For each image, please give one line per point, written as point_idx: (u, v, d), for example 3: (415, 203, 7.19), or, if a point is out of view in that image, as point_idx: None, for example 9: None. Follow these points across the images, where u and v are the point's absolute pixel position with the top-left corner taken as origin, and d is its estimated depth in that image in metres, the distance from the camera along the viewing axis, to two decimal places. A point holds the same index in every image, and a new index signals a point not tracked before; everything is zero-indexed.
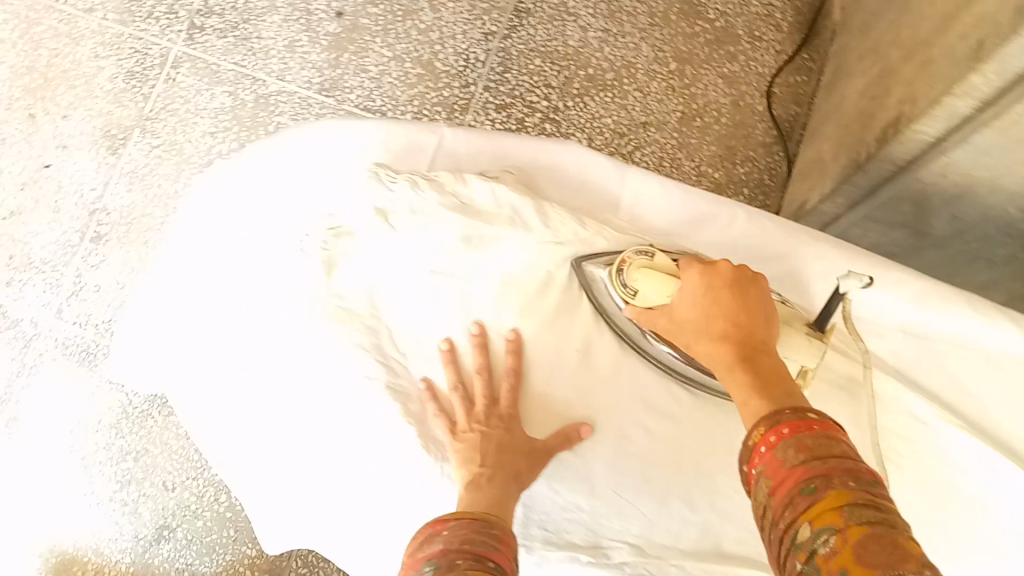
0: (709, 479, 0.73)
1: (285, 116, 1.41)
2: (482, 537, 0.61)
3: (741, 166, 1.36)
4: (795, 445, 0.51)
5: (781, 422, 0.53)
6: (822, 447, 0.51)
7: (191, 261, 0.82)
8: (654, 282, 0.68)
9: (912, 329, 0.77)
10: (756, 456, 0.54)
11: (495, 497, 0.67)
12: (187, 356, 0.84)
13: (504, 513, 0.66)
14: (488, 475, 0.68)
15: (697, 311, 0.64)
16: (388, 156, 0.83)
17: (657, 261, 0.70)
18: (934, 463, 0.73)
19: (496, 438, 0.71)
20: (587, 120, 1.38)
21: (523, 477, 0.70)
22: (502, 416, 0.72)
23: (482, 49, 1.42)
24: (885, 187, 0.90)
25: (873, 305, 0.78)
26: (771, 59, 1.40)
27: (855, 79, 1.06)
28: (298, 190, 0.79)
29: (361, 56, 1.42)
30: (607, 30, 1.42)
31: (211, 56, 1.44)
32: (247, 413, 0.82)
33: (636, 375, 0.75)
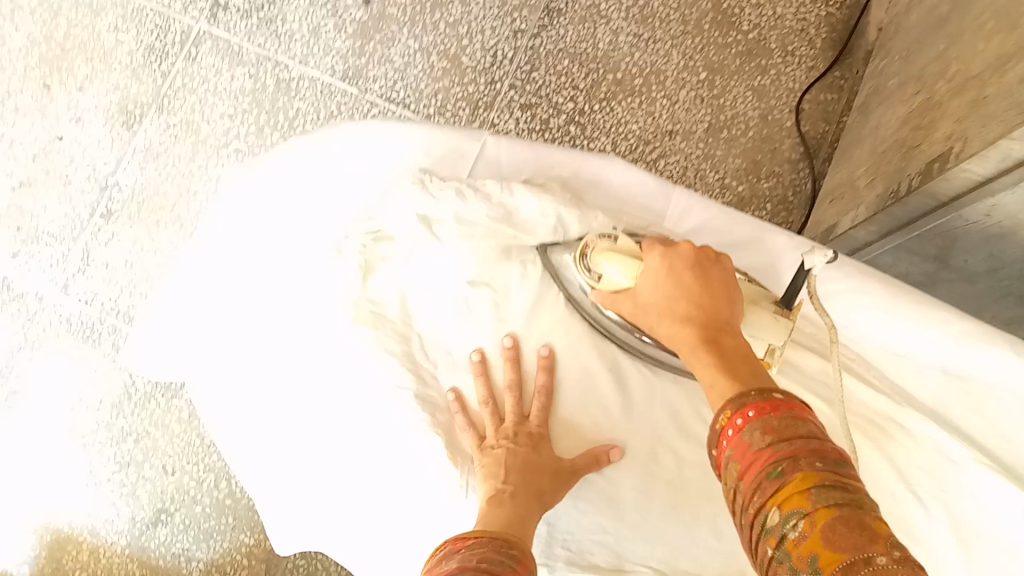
0: None
1: (306, 102, 1.38)
2: (500, 558, 0.58)
3: (765, 180, 1.34)
4: (761, 428, 0.51)
5: (745, 404, 0.53)
6: (788, 429, 0.50)
7: (222, 256, 0.85)
8: (618, 264, 0.68)
9: (952, 370, 0.77)
10: (723, 440, 0.53)
11: (517, 516, 0.65)
12: (216, 349, 0.85)
13: (524, 533, 0.64)
14: (510, 492, 0.67)
15: (661, 294, 0.64)
16: (429, 161, 0.85)
17: (620, 244, 0.69)
18: (962, 505, 0.70)
19: (522, 454, 0.69)
20: (612, 125, 1.36)
21: (547, 500, 0.68)
22: (531, 435, 0.71)
23: (511, 46, 1.38)
24: (926, 220, 0.89)
25: (911, 347, 0.79)
26: (803, 75, 1.37)
27: (897, 105, 1.05)
28: (331, 193, 0.82)
29: (387, 46, 1.39)
30: (638, 35, 1.39)
31: (233, 37, 1.40)
32: (271, 409, 0.82)
33: (667, 398, 0.74)
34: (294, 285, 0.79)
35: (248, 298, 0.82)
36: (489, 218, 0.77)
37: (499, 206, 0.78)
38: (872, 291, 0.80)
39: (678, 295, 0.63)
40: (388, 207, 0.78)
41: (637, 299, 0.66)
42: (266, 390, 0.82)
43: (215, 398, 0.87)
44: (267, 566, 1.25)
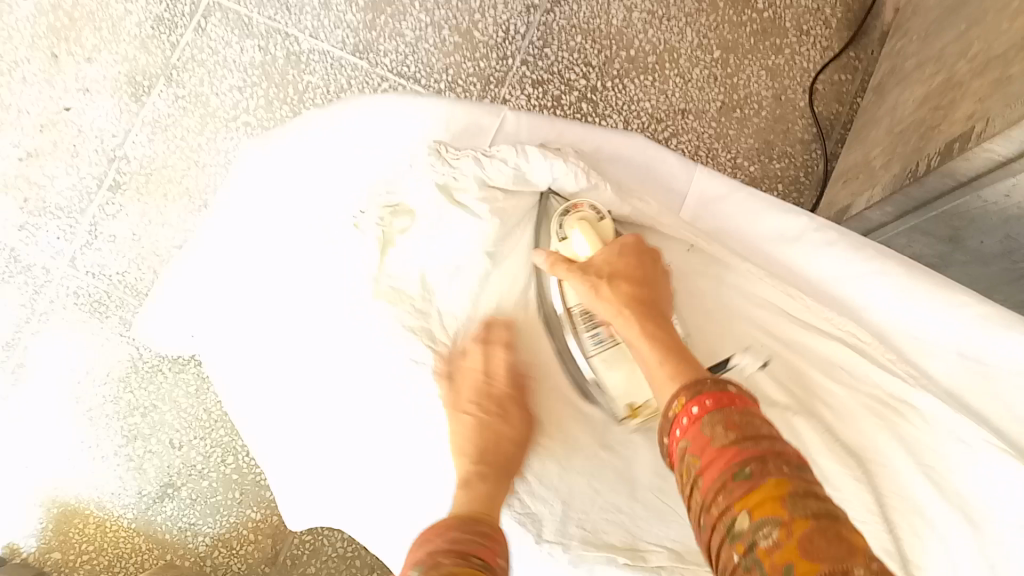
0: None
1: (316, 76, 1.37)
2: (468, 536, 0.57)
3: (777, 161, 1.33)
4: (723, 423, 0.53)
5: (702, 395, 0.56)
6: (747, 427, 0.53)
7: (242, 231, 0.83)
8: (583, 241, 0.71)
9: (972, 353, 0.75)
10: (680, 432, 0.56)
11: (484, 496, 0.63)
12: (230, 322, 0.85)
13: (491, 507, 0.63)
14: (481, 474, 0.66)
15: (614, 270, 0.69)
16: (449, 135, 0.83)
17: (600, 224, 0.73)
18: (953, 478, 0.71)
19: (496, 428, 0.69)
20: (625, 103, 1.35)
21: (512, 472, 0.68)
22: (499, 401, 0.71)
23: (523, 21, 1.37)
24: (943, 200, 0.88)
25: (934, 331, 0.76)
26: (818, 55, 1.36)
27: (914, 86, 1.04)
28: (352, 172, 0.80)
29: (398, 20, 1.38)
30: (652, 12, 1.37)
31: (243, 8, 1.38)
32: (292, 387, 0.82)
33: None
34: (311, 261, 0.79)
35: (269, 274, 0.81)
36: (506, 181, 0.76)
37: (513, 168, 0.75)
38: (891, 277, 0.77)
39: (626, 283, 0.67)
40: (406, 181, 0.77)
41: (590, 274, 0.68)
42: (280, 364, 0.82)
43: (227, 372, 0.86)
44: (273, 540, 1.26)
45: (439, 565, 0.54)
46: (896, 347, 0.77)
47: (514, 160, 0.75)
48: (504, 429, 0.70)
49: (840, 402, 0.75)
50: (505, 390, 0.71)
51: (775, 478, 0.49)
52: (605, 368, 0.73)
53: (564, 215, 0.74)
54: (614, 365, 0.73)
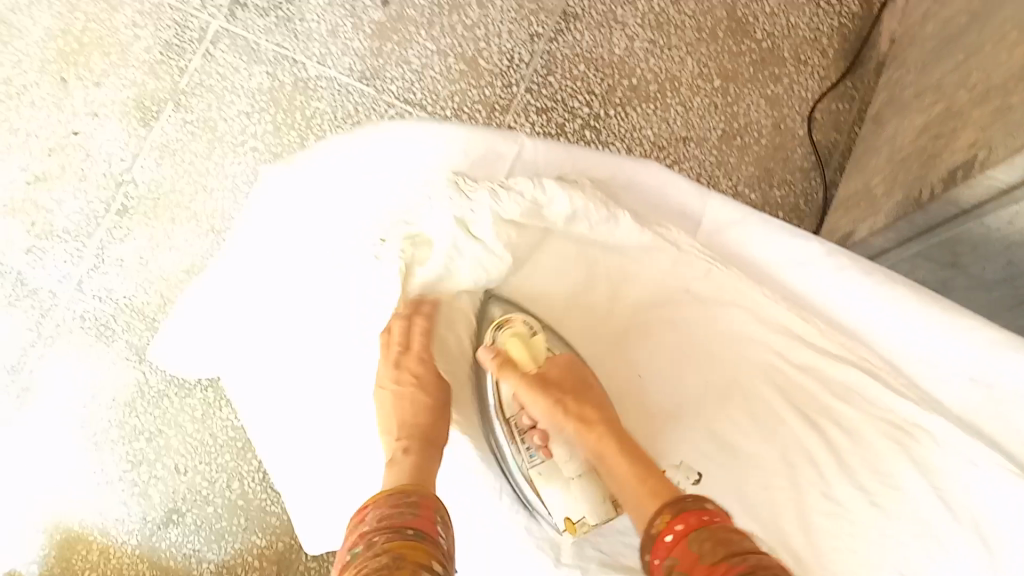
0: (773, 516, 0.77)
1: (323, 102, 1.38)
2: (400, 511, 0.62)
3: (778, 188, 1.36)
4: (709, 539, 0.60)
5: (684, 511, 0.63)
6: (729, 540, 0.59)
7: (267, 259, 0.84)
8: (521, 354, 0.78)
9: (980, 377, 0.76)
10: (669, 549, 0.63)
11: (417, 469, 0.69)
12: (261, 355, 0.85)
13: (423, 479, 0.68)
14: (403, 447, 0.72)
15: (567, 385, 0.77)
16: (467, 162, 0.85)
17: (532, 339, 0.79)
18: (966, 502, 0.72)
19: (410, 398, 0.75)
20: (628, 131, 1.37)
21: (439, 442, 0.74)
22: (414, 375, 0.77)
23: (527, 50, 1.39)
24: (946, 227, 0.90)
25: (944, 359, 0.78)
26: (815, 84, 1.39)
27: (913, 116, 1.07)
28: (376, 199, 0.83)
29: (404, 48, 1.40)
30: (654, 41, 1.40)
31: (251, 34, 1.40)
32: (321, 408, 0.83)
33: (705, 412, 0.82)
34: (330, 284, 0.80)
35: (295, 299, 0.83)
36: (519, 215, 0.77)
37: (529, 201, 0.77)
38: (897, 301, 0.79)
39: (581, 402, 0.76)
40: (423, 211, 0.78)
41: (549, 390, 0.76)
42: (305, 388, 0.84)
43: (245, 394, 0.87)
44: (278, 566, 1.26)
45: (375, 543, 0.59)
46: (906, 372, 0.79)
47: (530, 193, 0.77)
48: (422, 399, 0.75)
49: (852, 429, 0.77)
50: (418, 363, 0.77)
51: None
52: (542, 481, 0.77)
53: (498, 330, 0.80)
54: (549, 480, 0.77)
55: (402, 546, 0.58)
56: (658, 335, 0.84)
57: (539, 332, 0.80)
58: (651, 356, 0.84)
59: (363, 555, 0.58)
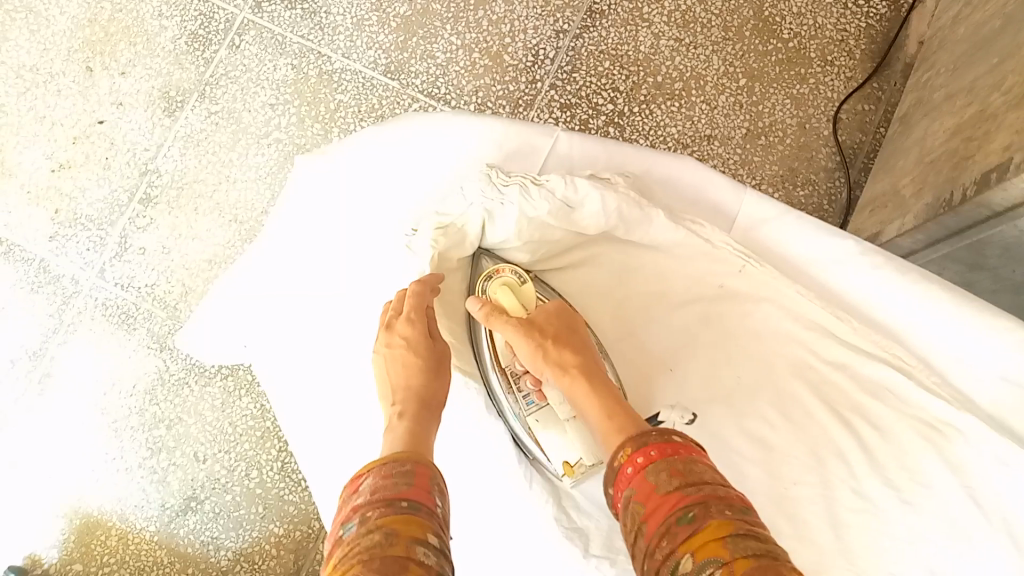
0: (794, 508, 0.75)
1: (347, 94, 1.37)
2: (393, 480, 0.59)
3: (801, 188, 1.35)
4: (668, 471, 0.58)
5: (647, 444, 0.61)
6: (691, 473, 0.57)
7: (308, 252, 0.85)
8: (510, 301, 0.77)
9: (1015, 377, 0.74)
10: (626, 479, 0.60)
11: (411, 432, 0.65)
12: (299, 347, 0.85)
13: (421, 446, 0.65)
14: (399, 412, 0.68)
15: (551, 328, 0.74)
16: (500, 155, 0.85)
17: (522, 287, 0.78)
18: (998, 501, 0.71)
19: (405, 359, 0.72)
20: (651, 128, 1.36)
21: (434, 402, 0.70)
22: (405, 337, 0.73)
23: (552, 46, 1.38)
24: (978, 228, 0.89)
25: (978, 357, 0.76)
26: (841, 85, 1.37)
27: (943, 116, 1.06)
28: (414, 192, 0.84)
29: (429, 42, 1.39)
30: (679, 39, 1.39)
31: (278, 27, 1.40)
32: (360, 400, 0.84)
33: (735, 405, 0.80)
34: (380, 275, 0.82)
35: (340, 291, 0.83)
36: (549, 215, 0.76)
37: (561, 200, 0.76)
38: (931, 299, 0.78)
39: (561, 344, 0.73)
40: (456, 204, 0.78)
41: (532, 331, 0.73)
42: (342, 381, 0.84)
43: (285, 389, 0.87)
44: (295, 556, 1.25)
45: (368, 518, 0.55)
46: (939, 370, 0.78)
47: (561, 192, 0.76)
48: (415, 363, 0.72)
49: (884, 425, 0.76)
50: (407, 325, 0.73)
51: (716, 521, 0.53)
52: (541, 430, 0.77)
53: (487, 280, 0.79)
54: (547, 426, 0.77)
55: (396, 520, 0.55)
56: (693, 329, 0.83)
57: (528, 281, 0.79)
58: (680, 351, 0.82)
59: (355, 533, 0.54)
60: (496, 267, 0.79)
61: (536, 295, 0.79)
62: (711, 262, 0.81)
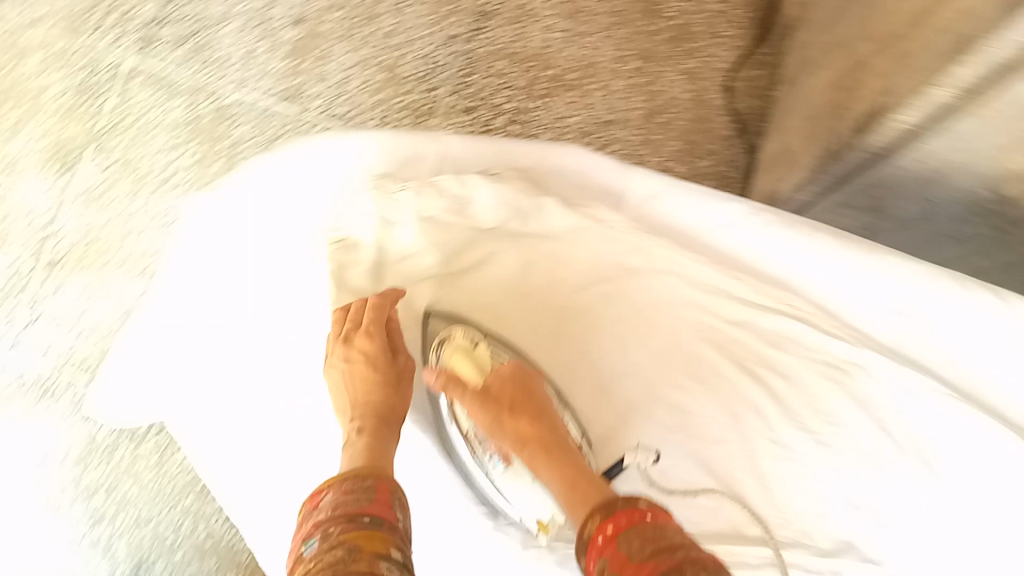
0: (712, 464, 0.78)
1: (246, 127, 1.35)
2: (354, 496, 0.58)
3: (704, 158, 1.37)
4: (640, 539, 0.53)
5: (615, 511, 0.57)
6: (661, 538, 0.53)
7: (201, 279, 0.85)
8: (465, 368, 0.73)
9: (906, 308, 0.81)
10: (595, 548, 0.57)
11: (375, 451, 0.64)
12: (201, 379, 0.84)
13: (384, 462, 0.63)
14: (361, 429, 0.67)
15: (510, 395, 0.71)
16: (391, 165, 0.90)
17: (475, 351, 0.75)
18: (908, 425, 0.77)
19: (362, 375, 0.70)
20: (553, 122, 1.36)
21: (395, 418, 0.69)
22: (364, 353, 0.71)
23: (445, 53, 1.36)
24: (861, 174, 0.92)
25: (868, 301, 0.82)
26: (728, 55, 1.39)
27: (823, 72, 1.09)
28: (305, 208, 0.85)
29: (323, 64, 1.36)
30: (568, 31, 1.38)
31: (168, 67, 1.35)
32: (268, 426, 0.81)
33: (646, 377, 0.81)
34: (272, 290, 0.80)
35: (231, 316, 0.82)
36: (443, 212, 0.82)
37: (455, 198, 0.83)
38: (819, 246, 0.84)
39: (518, 412, 0.70)
40: (350, 217, 0.81)
41: (490, 402, 0.70)
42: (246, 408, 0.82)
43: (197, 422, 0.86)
44: None
45: (329, 533, 0.54)
46: (834, 312, 0.83)
47: (455, 190, 0.84)
48: (372, 378, 0.70)
49: (795, 376, 0.80)
50: (367, 340, 0.71)
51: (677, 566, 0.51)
52: (509, 484, 0.76)
53: (439, 347, 0.76)
54: (516, 479, 0.76)
55: (358, 535, 0.53)
56: (600, 312, 0.83)
57: (480, 342, 0.76)
58: (590, 335, 0.82)
59: (317, 548, 0.53)
60: (446, 332, 0.77)
61: (493, 354, 0.76)
62: (603, 233, 0.85)
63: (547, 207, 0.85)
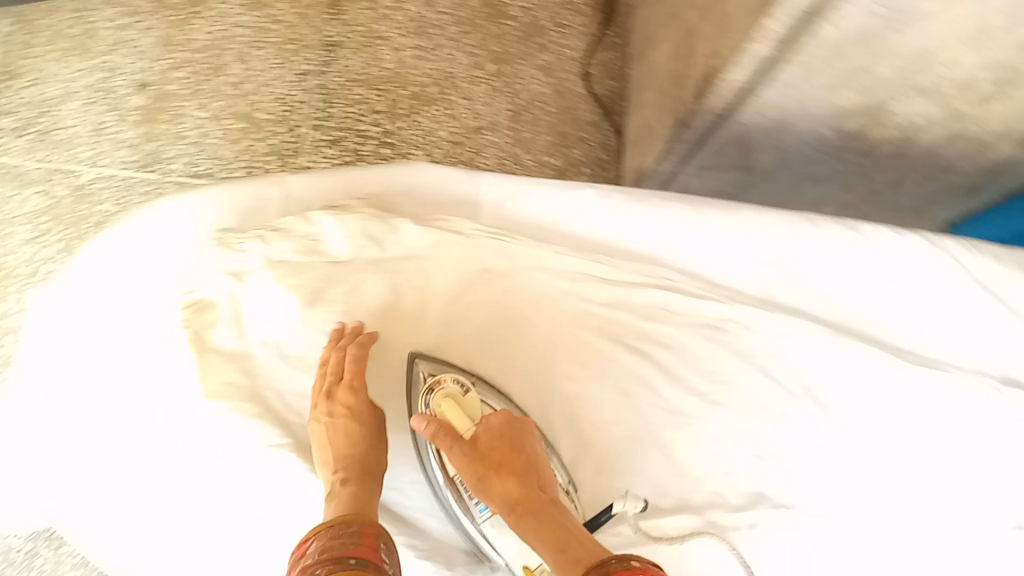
0: (612, 445, 0.79)
1: (109, 203, 1.26)
2: (341, 541, 0.58)
3: (575, 147, 1.37)
4: None
5: (608, 570, 0.54)
6: None
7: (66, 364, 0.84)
8: (453, 415, 0.72)
9: (769, 257, 0.84)
10: None
11: (359, 501, 0.65)
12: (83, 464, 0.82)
13: (365, 509, 0.64)
14: (342, 480, 0.67)
15: (497, 448, 0.68)
16: (235, 217, 0.88)
17: (465, 397, 0.74)
18: (791, 367, 0.81)
19: (343, 429, 0.70)
20: (422, 138, 1.33)
21: (377, 471, 0.70)
22: (349, 406, 0.72)
23: (299, 90, 1.31)
24: (712, 137, 0.91)
25: (732, 262, 0.85)
26: (579, 41, 1.41)
27: (664, 44, 1.10)
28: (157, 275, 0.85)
29: (176, 124, 1.29)
30: (420, 47, 1.36)
31: (14, 159, 1.27)
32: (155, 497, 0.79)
33: (528, 373, 0.81)
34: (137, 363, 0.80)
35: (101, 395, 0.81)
36: (293, 252, 0.79)
37: (304, 238, 0.81)
38: (675, 216, 0.86)
39: (505, 472, 0.66)
40: (201, 277, 0.81)
41: (475, 456, 0.68)
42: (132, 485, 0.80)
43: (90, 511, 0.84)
44: None
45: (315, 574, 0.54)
46: (698, 273, 0.85)
47: (302, 229, 0.81)
48: (358, 431, 0.71)
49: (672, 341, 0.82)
50: (350, 394, 0.72)
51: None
52: (498, 533, 0.72)
53: (430, 393, 0.74)
54: (504, 531, 0.72)
55: None
56: (476, 318, 0.83)
57: (471, 389, 0.75)
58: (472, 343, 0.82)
59: None
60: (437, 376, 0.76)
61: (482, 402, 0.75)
62: (456, 243, 0.84)
63: (398, 226, 0.83)
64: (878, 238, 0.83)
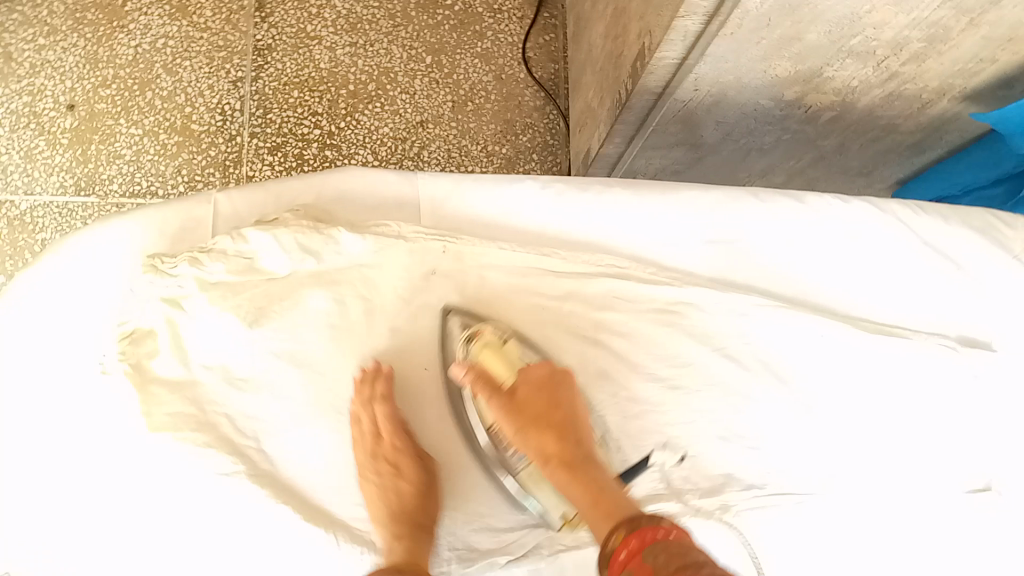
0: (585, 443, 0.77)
1: (49, 231, 1.19)
2: None
3: (523, 134, 1.35)
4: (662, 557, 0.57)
5: (638, 527, 0.61)
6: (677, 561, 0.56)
7: None
8: (496, 365, 0.74)
9: (718, 238, 0.84)
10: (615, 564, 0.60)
11: (411, 557, 0.69)
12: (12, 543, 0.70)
13: (420, 561, 0.69)
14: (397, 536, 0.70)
15: (537, 401, 0.72)
16: (166, 240, 0.78)
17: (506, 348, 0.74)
18: (755, 342, 0.82)
19: (393, 489, 0.72)
20: (366, 135, 1.30)
21: (428, 524, 0.73)
22: (392, 463, 0.73)
23: (235, 97, 1.28)
24: (651, 115, 0.94)
25: (678, 242, 0.84)
26: (516, 26, 1.42)
27: (597, 25, 1.10)
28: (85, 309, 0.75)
29: (110, 143, 1.24)
30: (353, 43, 1.35)
31: None
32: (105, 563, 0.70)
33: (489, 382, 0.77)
34: (75, 410, 0.72)
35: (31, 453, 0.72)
36: (230, 275, 0.72)
37: (239, 257, 0.72)
38: (619, 202, 0.83)
39: (542, 425, 0.71)
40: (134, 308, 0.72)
41: (517, 412, 0.72)
42: (78, 552, 0.70)
43: None
44: None
45: None
46: (651, 258, 0.83)
47: (238, 250, 0.72)
48: (409, 492, 0.72)
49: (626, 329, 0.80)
50: (396, 452, 0.73)
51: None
52: (534, 480, 0.74)
53: (467, 344, 0.75)
54: (539, 480, 0.73)
55: None
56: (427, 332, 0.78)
57: (509, 338, 0.75)
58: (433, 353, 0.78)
59: None
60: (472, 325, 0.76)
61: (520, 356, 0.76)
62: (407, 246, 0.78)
63: (340, 236, 0.75)
64: (820, 204, 0.87)
